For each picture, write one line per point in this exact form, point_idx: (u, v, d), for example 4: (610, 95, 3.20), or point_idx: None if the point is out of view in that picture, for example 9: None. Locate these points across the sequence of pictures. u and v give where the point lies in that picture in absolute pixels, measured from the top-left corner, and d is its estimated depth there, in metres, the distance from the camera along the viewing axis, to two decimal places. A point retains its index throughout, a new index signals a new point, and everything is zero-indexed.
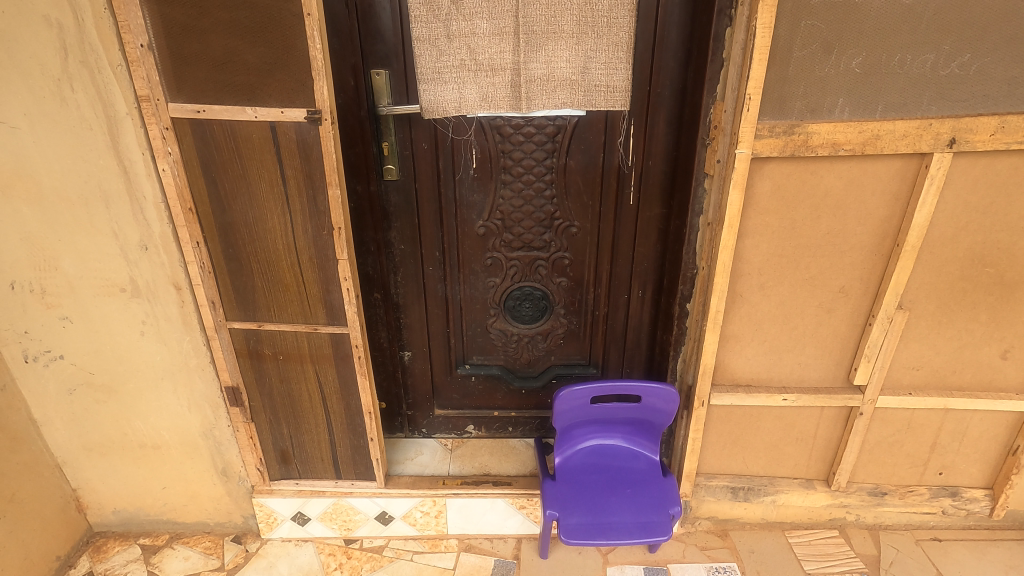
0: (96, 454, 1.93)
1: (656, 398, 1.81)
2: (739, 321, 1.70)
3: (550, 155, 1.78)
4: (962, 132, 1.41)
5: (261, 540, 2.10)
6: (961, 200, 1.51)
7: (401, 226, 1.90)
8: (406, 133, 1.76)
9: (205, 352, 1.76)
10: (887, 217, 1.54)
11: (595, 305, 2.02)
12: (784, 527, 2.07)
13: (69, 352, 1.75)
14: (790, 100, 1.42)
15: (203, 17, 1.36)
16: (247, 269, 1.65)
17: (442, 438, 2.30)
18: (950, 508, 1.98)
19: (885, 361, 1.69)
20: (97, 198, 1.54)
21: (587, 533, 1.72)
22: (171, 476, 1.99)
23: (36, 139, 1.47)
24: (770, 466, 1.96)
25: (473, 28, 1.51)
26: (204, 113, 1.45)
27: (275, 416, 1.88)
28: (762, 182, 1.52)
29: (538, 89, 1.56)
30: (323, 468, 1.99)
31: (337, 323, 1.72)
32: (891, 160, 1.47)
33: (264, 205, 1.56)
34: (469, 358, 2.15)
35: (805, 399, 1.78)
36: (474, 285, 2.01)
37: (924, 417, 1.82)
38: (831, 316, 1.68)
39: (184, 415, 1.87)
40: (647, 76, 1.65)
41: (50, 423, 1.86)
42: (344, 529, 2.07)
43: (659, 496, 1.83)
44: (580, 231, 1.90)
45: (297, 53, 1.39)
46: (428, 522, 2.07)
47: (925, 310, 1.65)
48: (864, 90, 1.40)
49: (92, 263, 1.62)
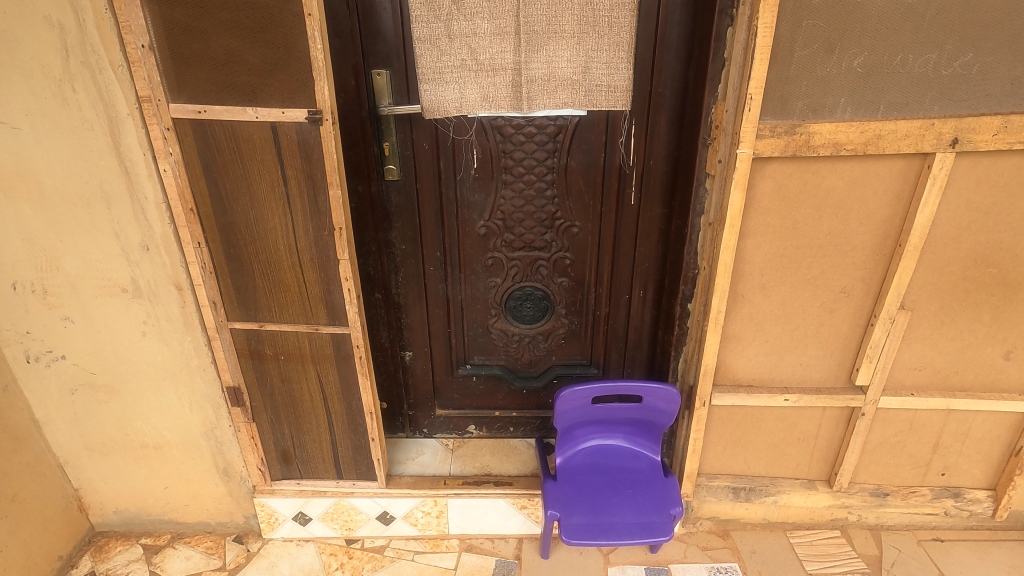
0: (98, 454, 1.94)
1: (658, 398, 1.81)
2: (741, 321, 1.70)
3: (551, 155, 1.78)
4: (964, 132, 1.41)
5: (263, 540, 2.10)
6: (964, 200, 1.51)
7: (402, 226, 1.90)
8: (407, 133, 1.76)
9: (206, 352, 1.77)
10: (890, 217, 1.54)
11: (596, 305, 2.02)
12: (786, 527, 2.07)
13: (71, 352, 1.75)
14: (792, 99, 1.42)
15: (203, 18, 1.36)
16: (248, 269, 1.65)
17: (443, 438, 2.30)
18: (953, 509, 1.97)
19: (887, 362, 1.69)
20: (98, 198, 1.54)
21: (588, 533, 1.71)
22: (173, 476, 2.00)
23: (38, 140, 1.47)
24: (772, 466, 1.95)
25: (474, 28, 1.51)
26: (205, 113, 1.45)
27: (276, 416, 1.88)
28: (764, 182, 1.51)
29: (539, 90, 1.56)
30: (324, 468, 1.99)
31: (338, 324, 1.72)
32: (893, 160, 1.47)
33: (265, 206, 1.56)
34: (470, 358, 2.15)
35: (807, 399, 1.77)
36: (475, 286, 2.01)
37: (927, 417, 1.82)
38: (833, 316, 1.68)
39: (185, 415, 1.87)
40: (648, 76, 1.64)
41: (51, 423, 1.87)
42: (345, 529, 2.07)
43: (660, 497, 1.83)
44: (581, 231, 1.89)
45: (298, 54, 1.39)
46: (429, 522, 2.07)
47: (928, 311, 1.65)
48: (866, 90, 1.39)
49: (94, 263, 1.62)
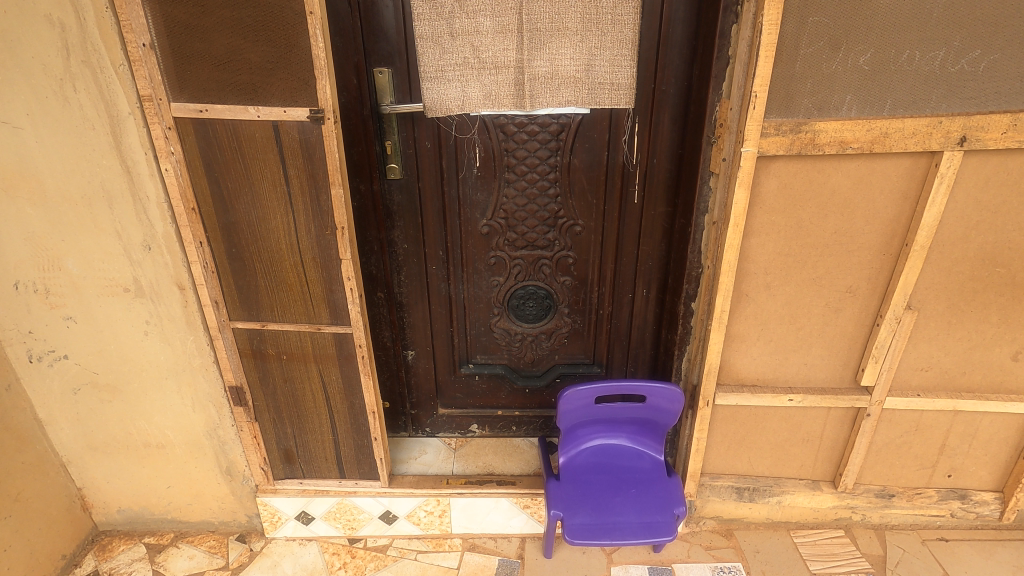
0: (101, 454, 1.94)
1: (661, 398, 1.80)
2: (746, 321, 1.69)
3: (553, 154, 1.77)
4: (973, 130, 1.39)
5: (265, 539, 2.10)
6: (972, 200, 1.50)
7: (404, 225, 1.89)
8: (409, 132, 1.75)
9: (208, 351, 1.76)
10: (896, 217, 1.52)
11: (599, 304, 2.01)
12: (790, 527, 2.06)
13: (74, 352, 1.75)
14: (797, 97, 1.40)
15: (205, 16, 1.35)
16: (250, 268, 1.64)
17: (446, 437, 2.30)
18: (959, 511, 1.96)
19: (893, 362, 1.68)
20: (100, 197, 1.54)
21: (592, 533, 1.70)
22: (176, 475, 2.00)
23: (39, 138, 1.46)
24: (776, 466, 1.95)
25: (476, 25, 1.50)
26: (206, 112, 1.44)
27: (279, 415, 1.88)
28: (768, 181, 1.50)
29: (542, 87, 1.55)
30: (327, 468, 1.99)
31: (340, 323, 1.71)
32: (900, 159, 1.46)
33: (267, 205, 1.55)
34: (472, 357, 2.14)
35: (812, 399, 1.76)
36: (477, 285, 2.00)
37: (934, 418, 1.80)
38: (838, 316, 1.66)
39: (188, 415, 1.87)
40: (652, 74, 1.63)
41: (54, 423, 1.87)
42: (348, 528, 2.07)
43: (663, 496, 1.82)
44: (584, 230, 1.89)
45: (300, 53, 1.38)
46: (432, 522, 2.07)
47: (935, 311, 1.64)
48: (873, 88, 1.38)
49: (96, 263, 1.62)
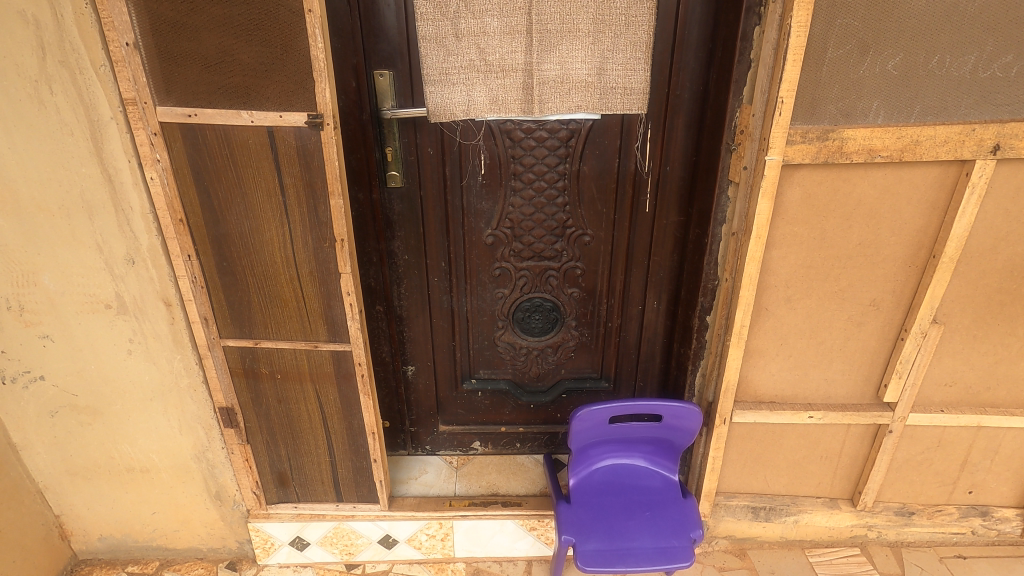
0: (81, 479, 1.81)
1: (678, 418, 1.71)
2: (765, 336, 1.62)
3: (563, 161, 1.69)
4: (1007, 138, 1.34)
5: (257, 566, 1.99)
6: (1001, 210, 1.44)
7: (406, 235, 1.80)
8: (410, 138, 1.66)
9: (197, 371, 1.65)
10: (923, 227, 1.46)
11: (608, 315, 1.93)
12: (804, 545, 1.99)
13: (51, 372, 1.63)
14: (823, 103, 1.34)
15: (193, 13, 1.25)
16: (243, 283, 1.54)
17: (447, 455, 2.20)
18: (980, 528, 1.91)
19: (917, 377, 1.62)
20: (79, 208, 1.43)
21: (605, 560, 1.61)
22: (161, 500, 1.88)
23: (11, 145, 1.35)
24: (793, 484, 1.88)
25: (483, 26, 1.42)
26: (195, 117, 1.34)
27: (272, 437, 1.77)
28: (792, 190, 1.43)
29: (551, 92, 1.48)
30: (323, 491, 1.88)
31: (339, 340, 1.61)
32: (928, 167, 1.40)
33: (262, 217, 1.45)
34: (475, 372, 2.05)
35: (833, 416, 1.69)
36: (481, 297, 1.91)
37: (956, 435, 1.75)
38: (861, 330, 1.60)
39: (174, 437, 1.76)
40: (666, 77, 1.55)
41: (31, 448, 1.74)
42: (345, 553, 1.97)
43: (679, 519, 1.74)
44: (593, 239, 1.81)
45: (298, 53, 1.29)
46: (434, 545, 1.96)
47: (961, 325, 1.58)
48: (902, 94, 1.32)
49: (74, 278, 1.51)
